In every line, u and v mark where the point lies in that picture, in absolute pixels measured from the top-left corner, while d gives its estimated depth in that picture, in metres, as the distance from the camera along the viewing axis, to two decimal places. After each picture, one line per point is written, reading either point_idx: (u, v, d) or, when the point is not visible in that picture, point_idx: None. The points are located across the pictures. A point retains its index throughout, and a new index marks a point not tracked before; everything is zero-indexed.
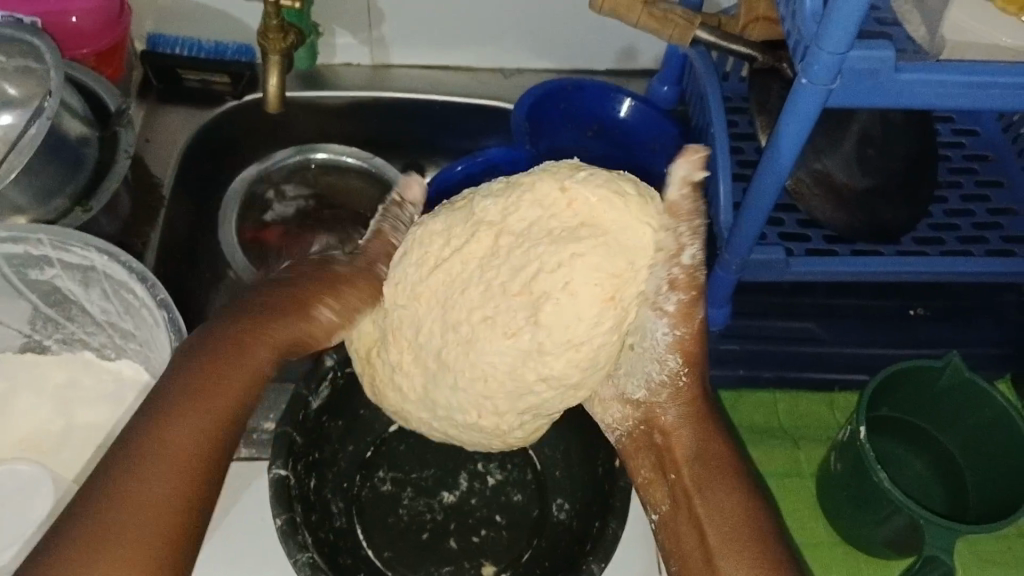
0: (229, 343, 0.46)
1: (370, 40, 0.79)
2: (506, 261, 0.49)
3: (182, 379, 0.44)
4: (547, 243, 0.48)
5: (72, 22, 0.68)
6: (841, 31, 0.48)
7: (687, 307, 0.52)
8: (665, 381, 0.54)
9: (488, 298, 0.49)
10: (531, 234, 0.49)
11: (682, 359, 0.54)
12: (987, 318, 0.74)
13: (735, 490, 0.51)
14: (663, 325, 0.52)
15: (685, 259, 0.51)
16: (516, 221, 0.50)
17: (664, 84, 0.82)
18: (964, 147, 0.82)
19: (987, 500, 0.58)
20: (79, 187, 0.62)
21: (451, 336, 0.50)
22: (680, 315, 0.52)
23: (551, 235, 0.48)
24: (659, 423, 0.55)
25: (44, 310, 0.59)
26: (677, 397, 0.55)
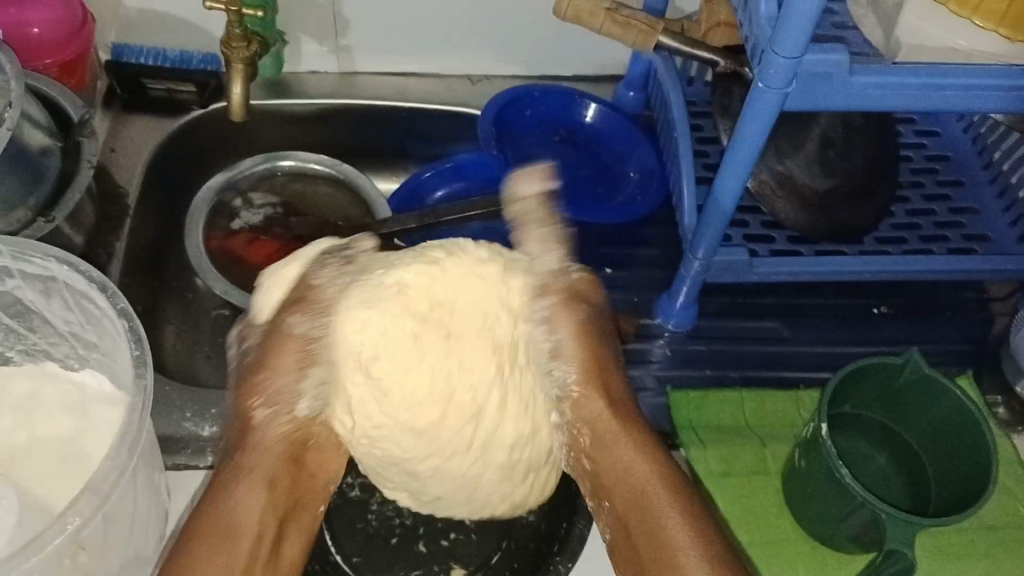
0: (238, 506, 0.46)
1: (336, 47, 0.80)
2: (376, 386, 0.50)
3: (199, 555, 0.44)
4: (409, 365, 0.50)
5: (34, 33, 0.68)
6: (794, 35, 0.49)
7: (571, 317, 0.52)
8: (562, 395, 0.52)
9: (396, 407, 0.50)
10: (362, 351, 0.50)
11: (581, 371, 0.52)
12: (948, 315, 0.76)
13: (675, 507, 0.47)
14: (544, 333, 0.53)
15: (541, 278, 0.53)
16: (354, 358, 0.50)
17: (630, 90, 0.82)
18: (926, 147, 0.83)
19: (947, 493, 0.59)
20: (43, 198, 0.62)
21: (384, 453, 0.52)
22: (556, 321, 0.52)
23: (387, 360, 0.50)
24: (583, 446, 0.52)
25: (6, 321, 0.57)
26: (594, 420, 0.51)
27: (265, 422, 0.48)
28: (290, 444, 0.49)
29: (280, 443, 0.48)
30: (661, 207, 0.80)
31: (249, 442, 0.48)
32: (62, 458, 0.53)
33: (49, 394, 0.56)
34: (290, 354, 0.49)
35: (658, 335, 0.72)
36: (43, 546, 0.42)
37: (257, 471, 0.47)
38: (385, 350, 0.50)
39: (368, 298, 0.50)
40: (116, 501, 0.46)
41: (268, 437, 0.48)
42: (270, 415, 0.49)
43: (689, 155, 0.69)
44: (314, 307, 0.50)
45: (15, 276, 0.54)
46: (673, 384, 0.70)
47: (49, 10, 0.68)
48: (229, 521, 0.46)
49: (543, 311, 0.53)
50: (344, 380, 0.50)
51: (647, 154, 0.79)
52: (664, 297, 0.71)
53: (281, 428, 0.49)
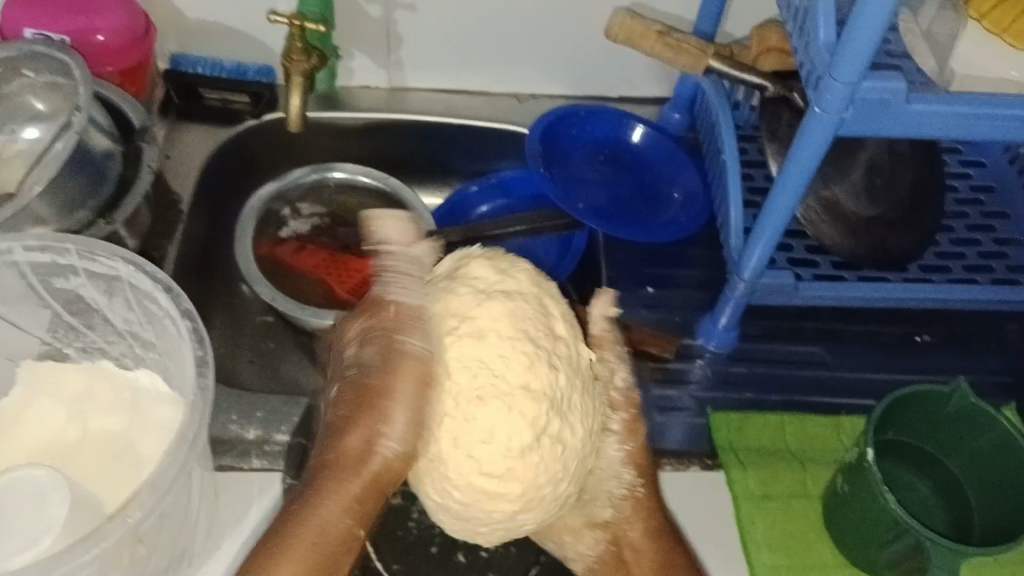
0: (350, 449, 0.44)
1: (388, 62, 0.81)
2: (481, 414, 0.41)
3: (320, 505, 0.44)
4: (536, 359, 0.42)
5: (99, 40, 0.69)
6: (854, 61, 0.50)
7: (632, 424, 0.51)
8: (626, 495, 0.51)
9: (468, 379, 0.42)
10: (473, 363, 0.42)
11: (642, 472, 0.52)
12: (991, 346, 0.75)
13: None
14: (616, 443, 0.51)
15: (620, 381, 0.50)
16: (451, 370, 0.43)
17: (675, 112, 0.83)
18: (971, 178, 0.83)
19: (991, 526, 0.58)
20: (103, 200, 0.64)
21: (459, 389, 0.42)
22: (636, 432, 0.51)
23: (503, 375, 0.42)
24: (625, 541, 0.51)
25: (66, 318, 0.59)
26: (643, 511, 0.52)
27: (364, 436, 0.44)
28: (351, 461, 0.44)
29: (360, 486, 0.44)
30: (704, 228, 0.80)
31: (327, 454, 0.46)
32: (113, 455, 0.53)
33: (103, 392, 0.56)
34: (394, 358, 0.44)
35: (698, 358, 0.73)
36: (103, 538, 0.43)
37: (334, 494, 0.44)
38: (525, 339, 0.43)
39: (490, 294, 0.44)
40: (171, 499, 0.47)
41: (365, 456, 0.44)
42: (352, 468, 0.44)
43: (736, 177, 0.70)
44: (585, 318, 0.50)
45: (80, 275, 0.56)
46: (712, 406, 0.70)
47: (113, 21, 0.69)
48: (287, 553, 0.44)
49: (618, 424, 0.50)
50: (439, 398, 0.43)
51: (692, 176, 0.80)
52: (707, 318, 0.72)
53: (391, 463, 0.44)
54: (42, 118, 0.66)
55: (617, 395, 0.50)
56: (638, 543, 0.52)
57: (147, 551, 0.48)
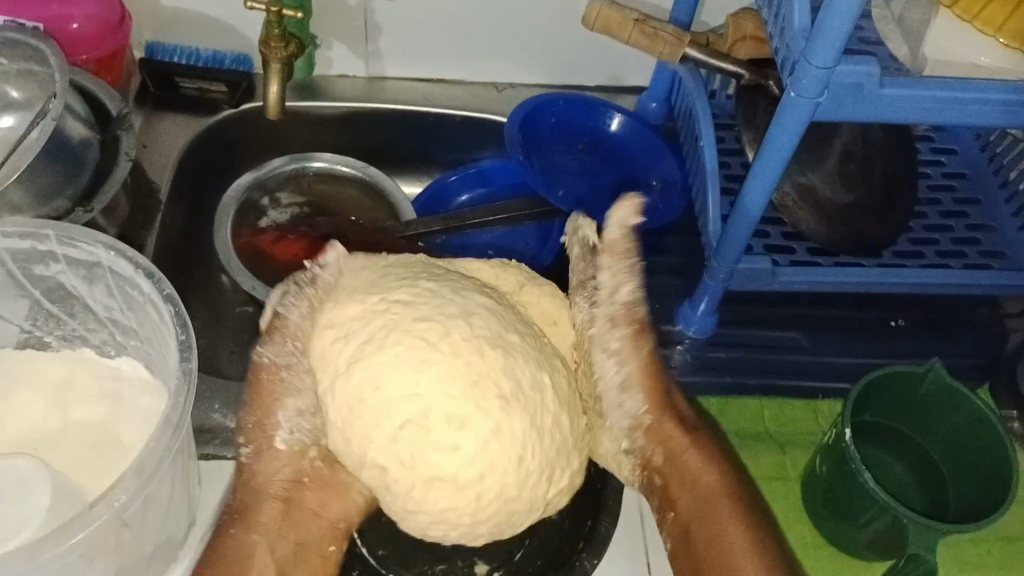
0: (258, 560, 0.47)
1: (366, 52, 0.81)
2: (408, 435, 0.44)
3: None
4: (436, 302, 0.46)
5: (74, 28, 0.69)
6: (829, 44, 0.50)
7: (633, 341, 0.53)
8: (632, 424, 0.53)
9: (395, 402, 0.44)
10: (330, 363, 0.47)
11: (647, 396, 0.53)
12: (965, 329, 0.77)
13: (735, 522, 0.51)
14: (614, 364, 0.53)
15: (625, 295, 0.53)
16: (393, 391, 0.44)
17: (652, 101, 0.84)
18: (943, 165, 0.84)
19: (967, 503, 0.60)
20: (80, 188, 0.63)
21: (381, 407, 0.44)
22: (631, 350, 0.53)
23: (434, 394, 0.44)
24: (652, 462, 0.53)
25: (45, 306, 0.58)
26: (663, 433, 0.53)
27: (254, 462, 0.48)
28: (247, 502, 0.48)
29: (268, 508, 0.48)
30: (682, 215, 0.81)
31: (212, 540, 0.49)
32: (95, 443, 0.53)
33: (84, 380, 0.56)
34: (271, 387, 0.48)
35: (679, 343, 0.73)
36: (88, 523, 0.43)
37: None
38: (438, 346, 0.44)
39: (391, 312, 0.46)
40: (156, 484, 0.47)
41: (264, 478, 0.48)
42: (249, 527, 0.48)
43: (715, 164, 0.70)
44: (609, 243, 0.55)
45: (60, 262, 0.55)
46: (693, 391, 0.71)
47: (86, 7, 0.69)
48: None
49: (615, 342, 0.53)
50: (378, 420, 0.44)
51: (670, 164, 0.81)
52: (686, 304, 0.73)
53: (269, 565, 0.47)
54: (15, 107, 0.66)
55: (616, 308, 0.53)
56: (665, 464, 0.53)
57: (132, 536, 0.48)
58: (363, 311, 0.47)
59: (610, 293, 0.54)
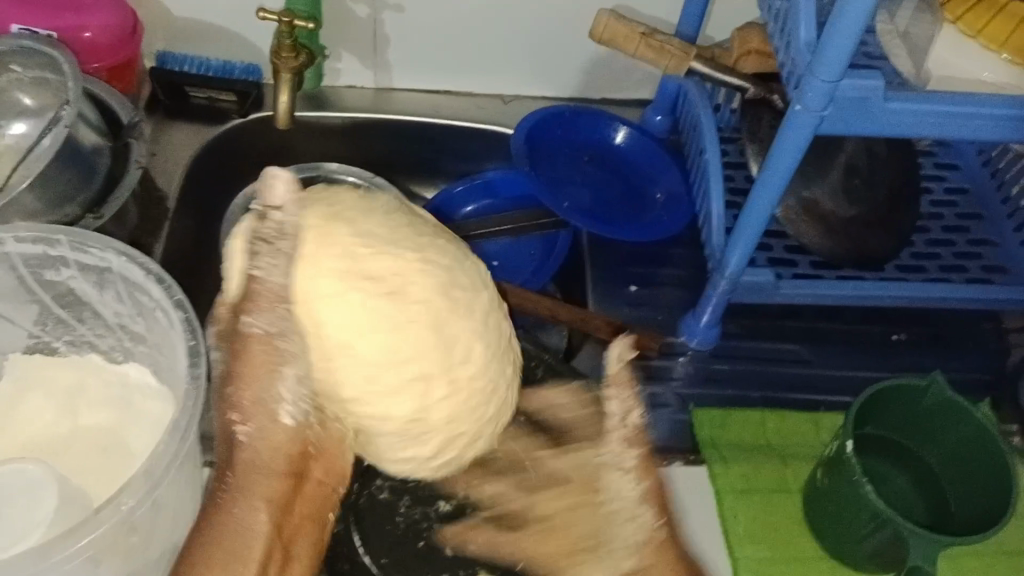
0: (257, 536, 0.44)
1: (374, 64, 0.82)
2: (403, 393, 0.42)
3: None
4: (427, 247, 0.43)
5: (87, 37, 0.69)
6: (835, 57, 0.51)
7: (644, 460, 0.56)
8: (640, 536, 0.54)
9: (386, 371, 0.41)
10: (328, 298, 0.41)
11: (659, 510, 0.54)
12: (967, 343, 0.77)
13: None
14: (630, 480, 0.55)
15: (633, 419, 0.57)
16: (376, 346, 0.41)
17: (658, 114, 0.84)
18: (945, 180, 0.85)
19: (968, 515, 0.60)
20: (91, 195, 0.64)
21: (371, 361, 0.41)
22: (641, 469, 0.56)
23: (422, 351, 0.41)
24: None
25: (55, 312, 0.59)
26: (665, 555, 0.53)
27: (252, 440, 0.45)
28: (237, 457, 0.45)
29: (258, 483, 0.45)
30: (687, 228, 0.82)
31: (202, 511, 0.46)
32: (102, 448, 0.53)
33: (92, 385, 0.57)
34: (258, 355, 0.44)
35: (682, 355, 0.74)
36: (96, 527, 0.44)
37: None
38: (434, 296, 0.42)
39: (382, 247, 0.42)
40: (164, 489, 0.47)
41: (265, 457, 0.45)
42: (249, 501, 0.44)
43: (719, 177, 0.71)
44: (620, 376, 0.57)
45: (71, 267, 0.56)
46: (695, 403, 0.71)
47: (101, 17, 0.70)
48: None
49: (631, 464, 0.56)
50: (363, 378, 0.41)
51: (675, 176, 0.81)
52: (690, 316, 0.73)
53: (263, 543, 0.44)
54: (29, 114, 0.67)
55: (629, 432, 0.56)
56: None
57: (140, 541, 0.48)
58: (337, 258, 0.41)
59: (622, 419, 0.57)
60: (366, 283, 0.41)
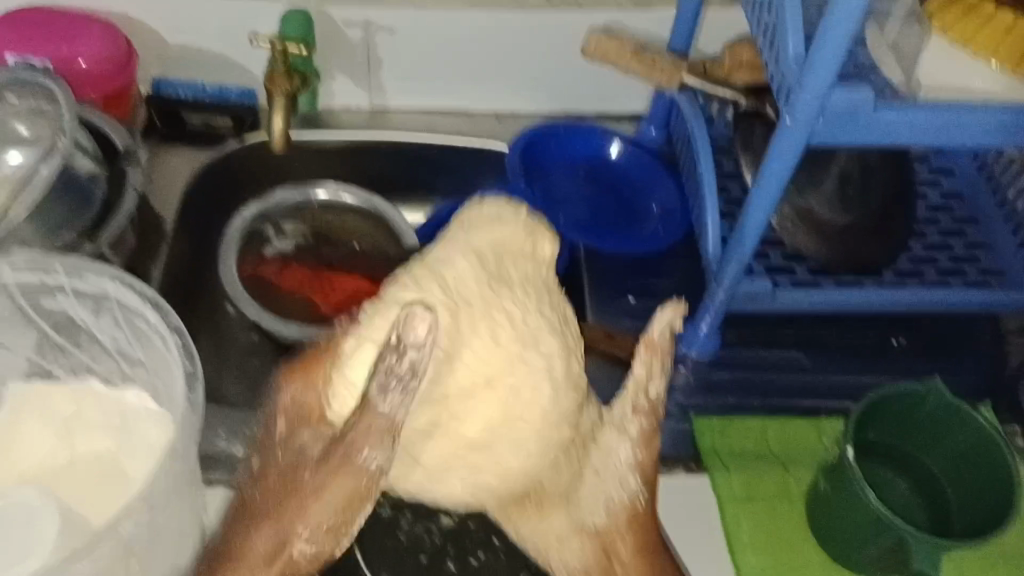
0: (262, 555, 0.41)
1: (369, 85, 0.83)
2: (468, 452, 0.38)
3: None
4: (537, 297, 0.38)
5: (82, 67, 0.70)
6: (824, 70, 0.51)
7: (650, 436, 0.44)
8: (620, 507, 0.44)
9: (459, 416, 0.37)
10: (446, 322, 0.36)
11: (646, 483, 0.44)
12: (966, 347, 0.77)
13: None
14: (625, 452, 0.43)
15: (651, 389, 0.44)
16: (461, 385, 0.37)
17: (653, 126, 0.83)
18: (941, 185, 0.85)
19: (971, 519, 0.60)
20: (88, 222, 0.64)
21: (447, 409, 0.37)
22: (648, 442, 0.44)
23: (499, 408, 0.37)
24: None
25: (53, 338, 0.59)
26: (636, 526, 0.44)
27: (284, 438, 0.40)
28: (344, 515, 0.39)
29: (270, 501, 0.41)
30: (684, 239, 0.82)
31: (271, 523, 0.40)
32: (100, 472, 0.53)
33: (91, 412, 0.56)
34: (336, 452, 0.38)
35: (682, 364, 0.73)
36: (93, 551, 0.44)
37: None
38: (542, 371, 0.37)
39: (496, 295, 0.37)
40: (161, 512, 0.47)
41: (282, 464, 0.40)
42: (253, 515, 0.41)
43: (714, 189, 0.71)
44: (651, 343, 0.43)
45: (68, 295, 0.57)
46: (695, 412, 0.71)
47: (93, 46, 0.70)
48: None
49: (634, 437, 0.44)
50: (436, 407, 0.37)
51: (670, 190, 0.82)
52: (688, 324, 0.73)
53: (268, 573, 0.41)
54: (26, 143, 0.67)
55: (638, 404, 0.44)
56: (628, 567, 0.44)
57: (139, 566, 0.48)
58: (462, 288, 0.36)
59: (640, 389, 0.44)
60: (469, 309, 0.36)
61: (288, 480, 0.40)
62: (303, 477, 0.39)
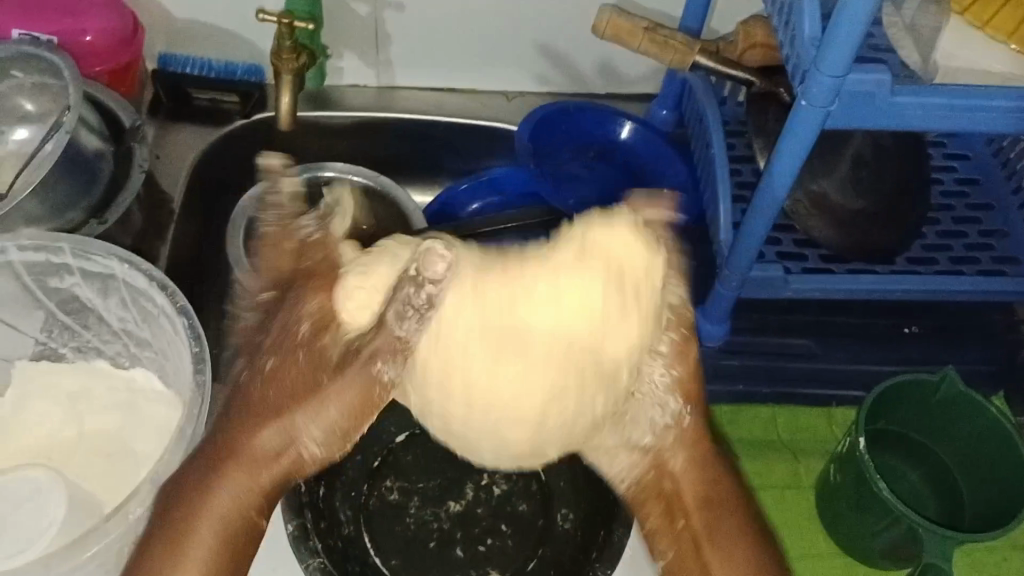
0: (268, 440, 0.41)
1: (377, 62, 0.81)
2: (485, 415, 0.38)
3: (218, 462, 0.41)
4: (599, 311, 0.37)
5: (88, 40, 0.69)
6: (841, 52, 0.50)
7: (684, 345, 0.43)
8: (672, 422, 0.44)
9: (470, 389, 0.38)
10: (482, 302, 0.37)
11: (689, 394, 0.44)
12: (978, 335, 0.76)
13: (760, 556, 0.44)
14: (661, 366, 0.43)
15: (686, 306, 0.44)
16: (481, 364, 0.37)
17: (663, 108, 0.84)
18: (956, 170, 0.84)
19: (981, 511, 0.59)
20: (95, 200, 0.64)
21: (460, 380, 0.38)
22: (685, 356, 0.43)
23: (515, 385, 0.37)
24: (668, 469, 0.44)
25: (60, 317, 0.59)
26: (690, 440, 0.44)
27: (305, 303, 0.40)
28: (351, 423, 0.40)
29: (296, 379, 0.40)
30: (695, 222, 0.81)
31: (273, 424, 0.40)
32: (109, 453, 0.53)
33: (98, 391, 0.56)
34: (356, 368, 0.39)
35: None
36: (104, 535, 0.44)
37: (223, 468, 0.41)
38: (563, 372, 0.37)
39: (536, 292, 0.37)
40: None
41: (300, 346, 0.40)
42: (274, 382, 0.41)
43: (725, 170, 0.70)
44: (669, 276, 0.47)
45: (75, 275, 0.56)
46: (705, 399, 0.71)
47: (99, 20, 0.69)
48: (216, 484, 0.41)
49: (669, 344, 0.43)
50: (454, 377, 0.38)
51: (681, 172, 0.81)
52: (699, 313, 0.72)
53: (268, 464, 0.41)
54: (32, 119, 0.66)
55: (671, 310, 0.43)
56: (682, 476, 0.44)
57: None
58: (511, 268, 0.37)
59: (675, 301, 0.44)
60: (501, 295, 0.37)
61: (312, 370, 0.40)
62: (328, 380, 0.40)
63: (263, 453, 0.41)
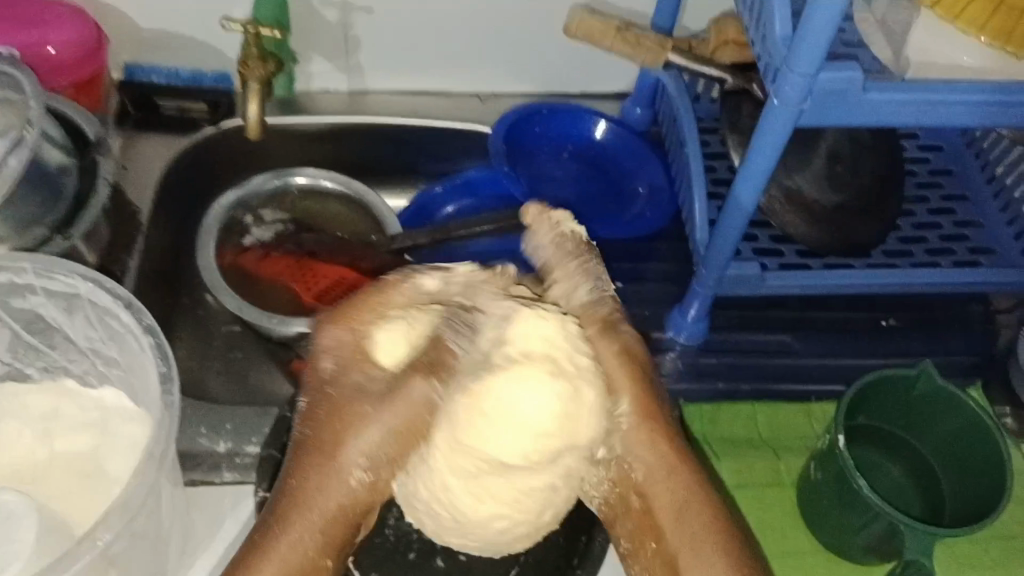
0: (329, 464, 0.41)
1: (346, 66, 0.80)
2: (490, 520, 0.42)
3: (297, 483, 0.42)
4: (580, 423, 0.40)
5: (50, 52, 0.68)
6: (812, 50, 0.50)
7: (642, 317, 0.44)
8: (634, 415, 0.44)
9: (470, 505, 0.41)
10: (470, 435, 0.39)
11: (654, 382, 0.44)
12: (954, 326, 0.76)
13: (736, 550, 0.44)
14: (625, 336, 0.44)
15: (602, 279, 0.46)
16: (474, 482, 0.40)
17: (637, 106, 0.83)
18: (930, 162, 0.84)
19: (962, 506, 0.59)
20: (60, 216, 0.63)
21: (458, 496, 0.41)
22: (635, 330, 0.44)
23: (510, 502, 0.41)
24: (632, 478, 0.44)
25: (26, 338, 0.57)
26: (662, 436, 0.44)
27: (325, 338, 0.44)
28: (400, 442, 0.40)
29: (337, 403, 0.41)
30: (671, 221, 0.81)
31: (324, 462, 0.41)
32: (80, 473, 0.52)
33: (69, 411, 0.55)
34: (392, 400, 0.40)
35: (671, 350, 0.73)
36: (75, 561, 0.43)
37: (301, 491, 0.42)
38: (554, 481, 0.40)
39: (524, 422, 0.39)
40: (142, 519, 0.46)
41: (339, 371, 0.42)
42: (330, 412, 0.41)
43: (700, 168, 0.70)
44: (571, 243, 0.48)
45: (39, 294, 0.55)
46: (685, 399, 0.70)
47: (60, 31, 0.68)
48: (300, 505, 0.42)
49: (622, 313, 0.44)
50: (452, 495, 0.41)
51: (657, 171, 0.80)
52: (676, 310, 0.72)
53: (336, 484, 0.41)
54: None
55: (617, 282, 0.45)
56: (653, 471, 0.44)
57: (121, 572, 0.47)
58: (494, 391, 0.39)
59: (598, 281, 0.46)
60: (492, 427, 0.39)
61: (351, 397, 0.41)
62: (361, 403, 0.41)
63: (327, 475, 0.41)
